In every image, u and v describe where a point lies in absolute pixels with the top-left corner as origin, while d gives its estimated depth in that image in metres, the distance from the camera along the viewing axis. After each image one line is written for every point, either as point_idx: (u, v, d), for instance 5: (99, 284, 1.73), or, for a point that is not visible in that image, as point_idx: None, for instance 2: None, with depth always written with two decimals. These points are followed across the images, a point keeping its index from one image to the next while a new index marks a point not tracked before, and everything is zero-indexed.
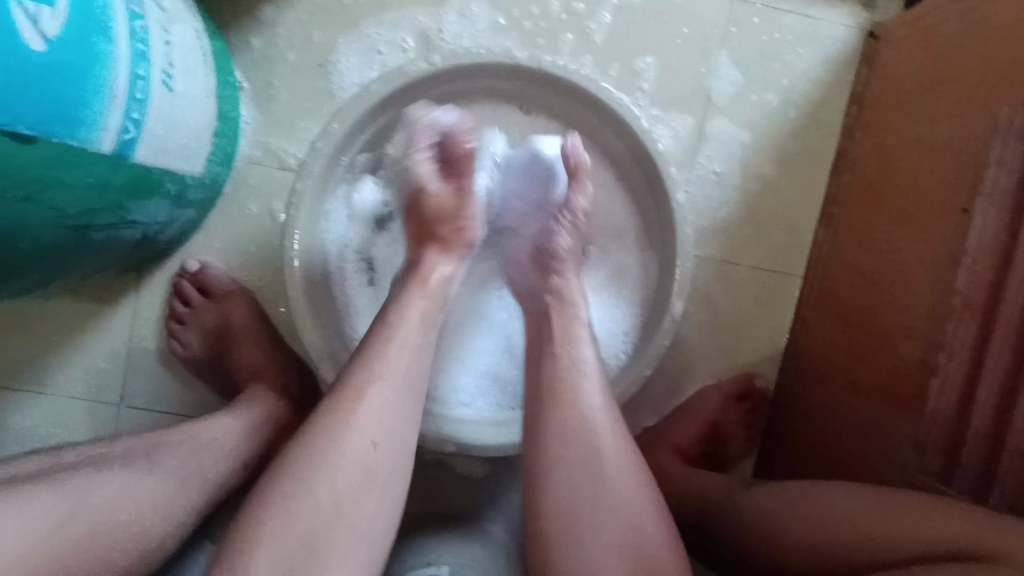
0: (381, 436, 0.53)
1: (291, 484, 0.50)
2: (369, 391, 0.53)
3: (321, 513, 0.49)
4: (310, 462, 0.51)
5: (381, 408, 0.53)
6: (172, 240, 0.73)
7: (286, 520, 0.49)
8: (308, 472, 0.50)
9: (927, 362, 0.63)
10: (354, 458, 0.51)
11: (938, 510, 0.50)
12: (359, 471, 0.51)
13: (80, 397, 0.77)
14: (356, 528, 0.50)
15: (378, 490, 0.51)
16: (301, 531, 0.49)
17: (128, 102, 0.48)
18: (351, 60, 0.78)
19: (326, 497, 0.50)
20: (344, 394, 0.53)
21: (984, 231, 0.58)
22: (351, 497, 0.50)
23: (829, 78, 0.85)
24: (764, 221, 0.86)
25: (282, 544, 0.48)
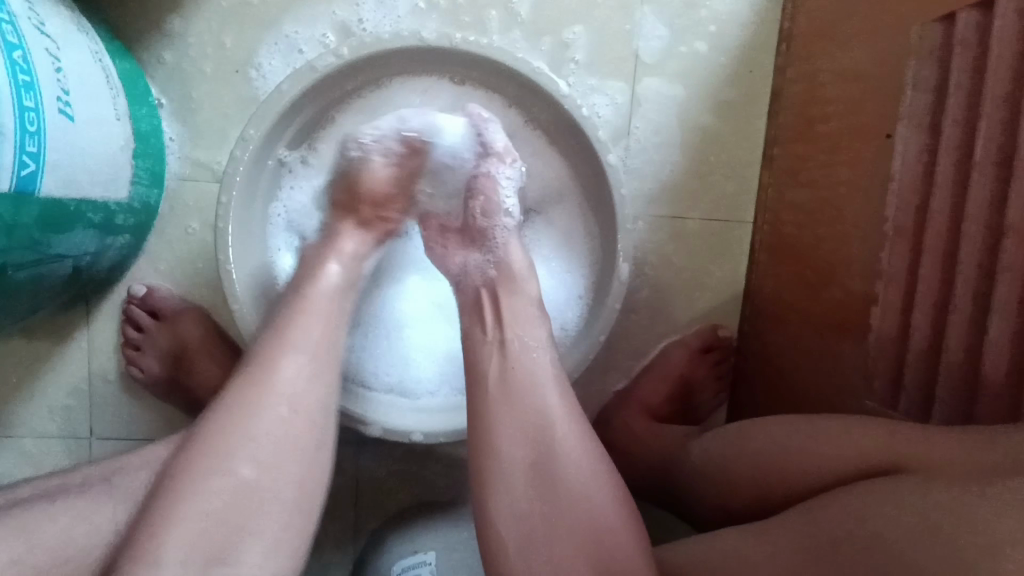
0: (302, 401, 0.53)
1: (212, 454, 0.49)
2: (282, 360, 0.54)
3: (247, 478, 0.49)
4: (232, 426, 0.51)
5: (290, 378, 0.54)
6: (112, 268, 0.72)
7: (208, 488, 0.48)
8: (220, 439, 0.50)
9: (868, 291, 0.64)
10: (281, 416, 0.52)
11: (857, 431, 0.53)
12: (285, 434, 0.52)
13: (50, 435, 0.77)
14: (280, 493, 0.50)
15: (305, 455, 0.52)
16: (225, 490, 0.49)
17: (20, 136, 0.47)
18: (272, 62, 0.76)
19: (246, 460, 0.50)
20: (259, 363, 0.54)
21: (907, 154, 0.58)
22: (277, 454, 0.51)
23: (754, 19, 0.84)
24: (708, 172, 0.85)
25: (206, 512, 0.48)
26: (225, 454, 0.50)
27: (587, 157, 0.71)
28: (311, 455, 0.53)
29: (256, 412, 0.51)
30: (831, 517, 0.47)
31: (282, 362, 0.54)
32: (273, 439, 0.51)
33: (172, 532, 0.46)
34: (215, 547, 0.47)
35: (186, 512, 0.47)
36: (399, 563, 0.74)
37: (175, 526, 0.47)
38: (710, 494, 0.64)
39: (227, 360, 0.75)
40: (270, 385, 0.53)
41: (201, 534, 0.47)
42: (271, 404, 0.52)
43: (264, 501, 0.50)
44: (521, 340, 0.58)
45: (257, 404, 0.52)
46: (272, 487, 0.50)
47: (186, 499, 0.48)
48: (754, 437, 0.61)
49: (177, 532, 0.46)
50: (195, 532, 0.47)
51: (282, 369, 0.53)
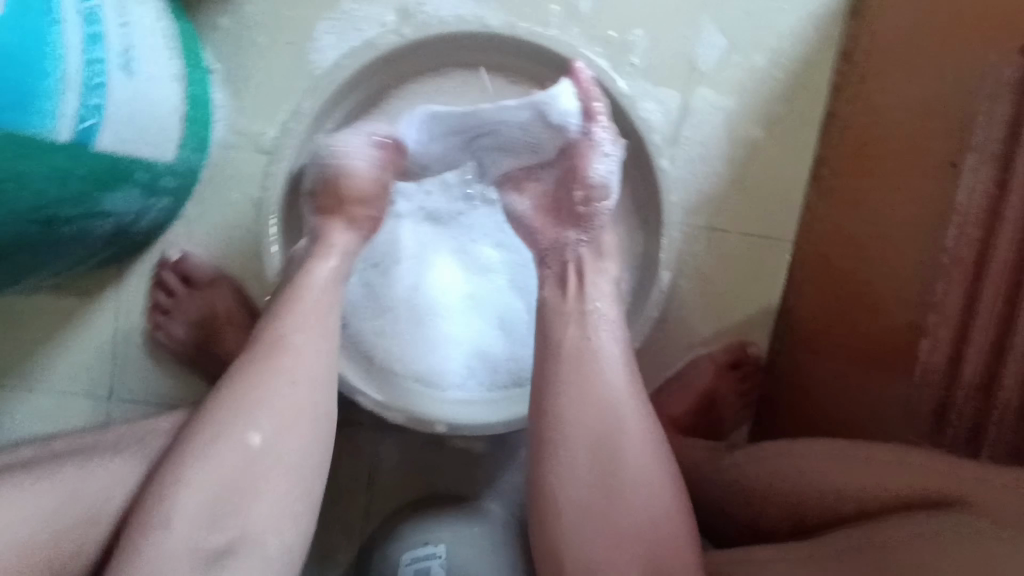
0: (303, 376, 0.54)
1: (215, 424, 0.51)
2: (285, 338, 0.54)
3: (252, 450, 0.50)
4: (233, 396, 0.52)
5: (302, 358, 0.54)
6: (149, 230, 0.72)
7: (211, 450, 0.50)
8: (233, 407, 0.51)
9: (916, 321, 0.63)
10: (283, 390, 0.52)
11: (912, 458, 0.51)
12: (286, 409, 0.52)
13: (71, 393, 0.76)
14: (284, 465, 0.51)
15: (310, 426, 0.53)
16: (230, 461, 0.50)
17: (84, 88, 0.46)
18: (327, 37, 0.75)
19: (251, 437, 0.51)
20: (261, 340, 0.54)
21: (973, 187, 0.57)
22: (280, 429, 0.51)
23: (816, 36, 0.82)
24: (753, 187, 0.84)
25: (210, 479, 0.49)
26: (229, 423, 0.51)
27: (638, 160, 0.70)
28: (315, 431, 0.53)
29: (260, 390, 0.52)
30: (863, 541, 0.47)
31: (284, 342, 0.54)
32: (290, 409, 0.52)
33: (181, 493, 0.49)
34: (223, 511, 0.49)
35: (194, 476, 0.49)
36: (409, 553, 0.73)
37: (189, 483, 0.49)
38: (735, 508, 0.63)
39: (255, 333, 0.75)
40: (278, 356, 0.53)
41: (206, 500, 0.49)
42: (274, 378, 0.53)
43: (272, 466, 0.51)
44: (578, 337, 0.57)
45: (260, 381, 0.52)
46: (273, 460, 0.51)
47: (191, 466, 0.49)
48: (789, 455, 0.60)
49: (186, 492, 0.49)
50: (203, 498, 0.49)
51: (293, 343, 0.54)
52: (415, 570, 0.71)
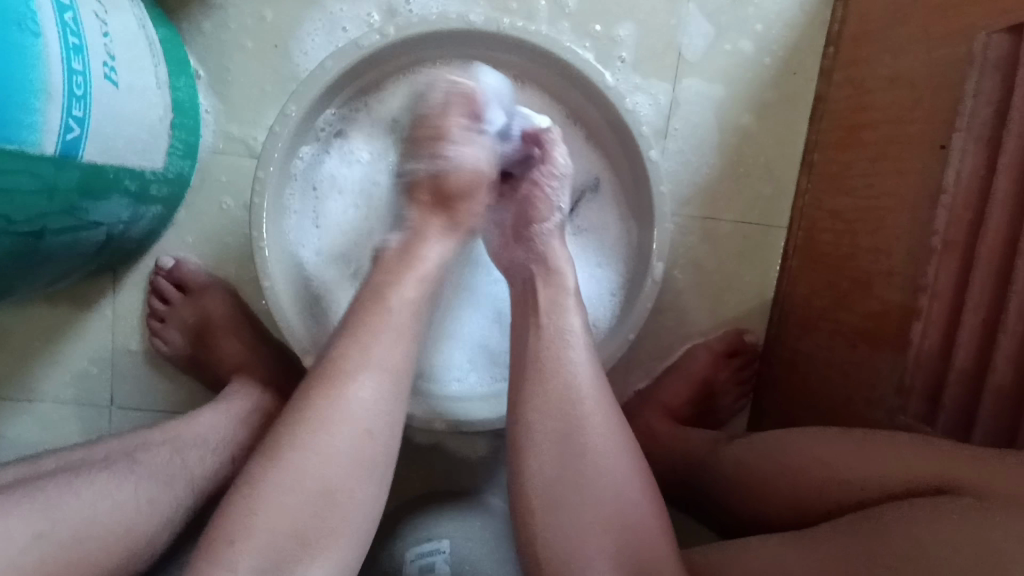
0: (376, 425, 0.51)
1: (277, 465, 0.48)
2: (354, 379, 0.51)
3: (315, 497, 0.48)
4: (299, 440, 0.49)
5: (372, 400, 0.51)
6: (142, 237, 0.72)
7: (278, 494, 0.47)
8: (298, 448, 0.49)
9: (909, 305, 0.63)
10: (351, 435, 0.50)
11: (905, 446, 0.52)
12: (353, 453, 0.50)
13: (70, 402, 0.77)
14: (349, 514, 0.49)
15: (373, 469, 0.50)
16: (298, 511, 0.47)
17: (66, 99, 0.46)
18: (313, 39, 0.75)
19: (316, 479, 0.48)
20: (329, 378, 0.51)
21: (962, 169, 0.57)
22: (344, 474, 0.49)
23: (803, 20, 0.82)
24: (744, 174, 0.84)
25: (275, 528, 0.47)
26: (295, 468, 0.48)
27: (627, 154, 0.70)
28: (378, 476, 0.51)
29: (324, 432, 0.49)
30: (870, 527, 0.47)
31: (352, 376, 0.51)
32: (354, 450, 0.50)
33: (243, 542, 0.46)
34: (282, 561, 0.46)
35: (256, 524, 0.47)
36: (412, 549, 0.73)
37: (252, 532, 0.46)
38: (732, 495, 0.64)
39: (250, 337, 0.75)
40: (348, 391, 0.51)
41: (269, 553, 0.46)
42: (341, 421, 0.50)
43: (337, 511, 0.48)
44: (560, 324, 0.57)
45: (332, 422, 0.50)
46: (332, 510, 0.48)
47: (252, 513, 0.47)
48: (784, 445, 0.61)
49: (252, 541, 0.46)
50: (265, 551, 0.46)
51: (360, 379, 0.51)
52: (418, 567, 0.72)
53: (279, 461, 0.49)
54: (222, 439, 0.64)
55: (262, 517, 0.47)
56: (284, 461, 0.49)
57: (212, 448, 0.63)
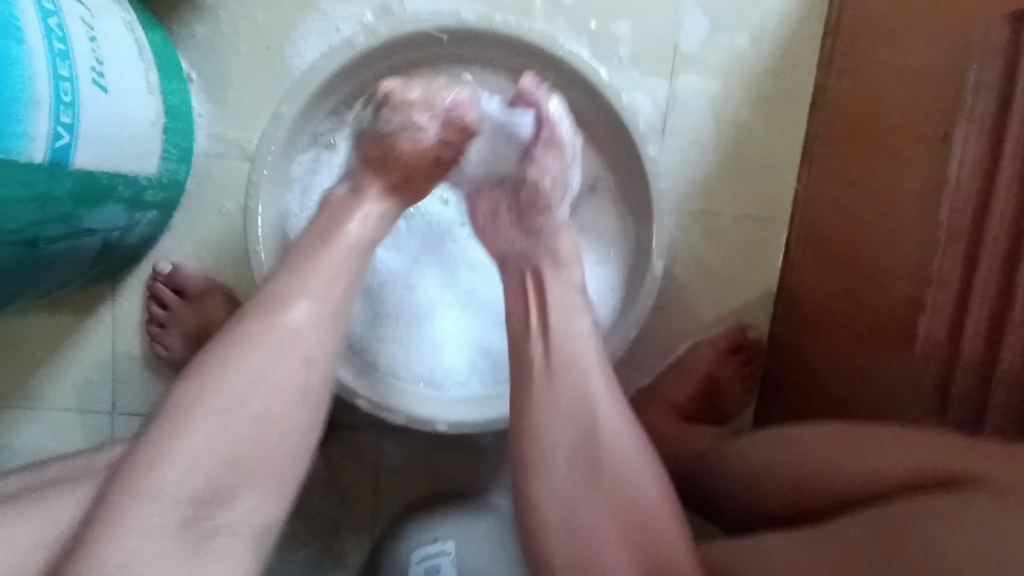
0: (315, 351, 0.51)
1: (198, 393, 0.47)
2: (291, 304, 0.51)
3: (243, 420, 0.47)
4: (233, 363, 0.48)
5: (309, 327, 0.51)
6: (140, 243, 0.72)
7: (202, 420, 0.46)
8: (222, 377, 0.48)
9: (917, 297, 0.62)
10: (287, 366, 0.49)
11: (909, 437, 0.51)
12: (285, 376, 0.49)
13: (73, 410, 0.77)
14: (278, 442, 0.48)
15: (307, 398, 0.50)
16: (231, 432, 0.47)
17: (55, 107, 0.46)
18: (307, 41, 0.74)
19: (251, 401, 0.47)
20: (264, 305, 0.51)
21: (966, 157, 0.56)
22: (278, 396, 0.49)
23: (801, 9, 0.80)
24: (744, 167, 0.83)
25: (203, 449, 0.46)
26: (228, 391, 0.47)
27: (625, 150, 0.69)
28: (311, 401, 0.50)
29: (258, 354, 0.49)
30: (877, 522, 0.46)
31: (285, 302, 0.51)
32: (288, 376, 0.49)
33: (165, 466, 0.45)
34: (214, 480, 0.46)
35: (187, 442, 0.45)
36: (418, 551, 0.73)
37: (174, 458, 0.45)
38: (737, 493, 0.63)
39: None
40: (281, 316, 0.50)
41: (203, 474, 0.45)
42: (274, 347, 0.49)
43: (269, 433, 0.48)
44: (561, 323, 0.56)
45: (259, 343, 0.49)
46: (261, 430, 0.48)
47: (185, 434, 0.46)
48: (790, 442, 0.60)
49: (179, 464, 0.45)
50: (191, 472, 0.45)
51: (293, 306, 0.51)
52: (424, 569, 0.71)
53: (200, 384, 0.47)
54: None
55: (179, 435, 0.45)
56: (207, 385, 0.47)
57: None
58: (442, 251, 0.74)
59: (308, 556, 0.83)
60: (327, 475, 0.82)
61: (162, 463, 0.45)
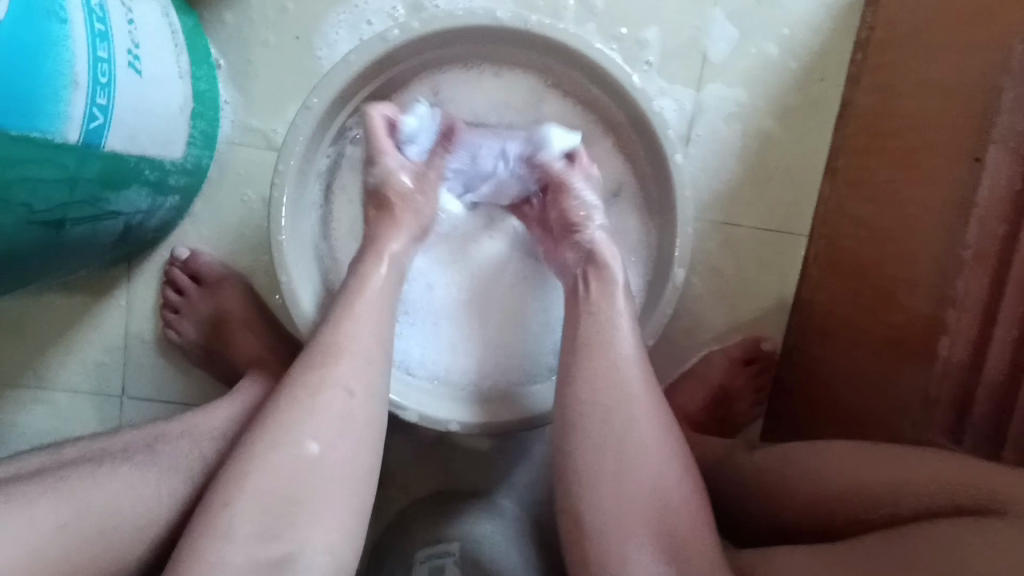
0: (355, 383, 0.54)
1: (267, 436, 0.51)
2: (340, 348, 0.54)
3: (306, 460, 0.50)
4: (287, 405, 0.52)
5: (358, 366, 0.54)
6: (159, 228, 0.71)
7: (268, 462, 0.50)
8: (286, 421, 0.51)
9: (937, 318, 0.61)
10: (333, 399, 0.52)
11: (934, 460, 0.51)
12: (341, 414, 0.52)
13: (82, 392, 0.76)
14: (336, 478, 0.50)
15: (364, 435, 0.53)
16: (291, 471, 0.50)
17: (91, 88, 0.46)
18: (336, 32, 0.74)
19: (306, 441, 0.51)
20: (315, 349, 0.55)
21: (996, 180, 0.56)
22: (331, 431, 0.51)
23: (831, 24, 0.80)
24: (766, 179, 0.83)
25: (272, 490, 0.49)
26: (291, 432, 0.51)
27: (651, 158, 0.69)
28: (365, 437, 0.53)
29: (313, 397, 0.52)
30: (905, 546, 0.46)
31: (336, 343, 0.55)
32: (341, 410, 0.52)
33: (237, 507, 0.48)
34: (281, 517, 0.48)
35: (252, 487, 0.49)
36: (423, 551, 0.73)
37: (245, 501, 0.48)
38: (750, 505, 0.63)
39: (265, 330, 0.74)
40: (329, 357, 0.54)
41: (269, 513, 0.48)
42: (329, 387, 0.53)
43: (331, 472, 0.50)
44: None
45: (318, 385, 0.53)
46: (325, 470, 0.50)
47: (250, 479, 0.49)
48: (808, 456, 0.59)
49: (246, 505, 0.48)
50: (260, 512, 0.48)
51: (343, 345, 0.55)
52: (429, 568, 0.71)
53: (268, 429, 0.51)
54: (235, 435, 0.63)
55: (249, 478, 0.49)
56: (272, 429, 0.51)
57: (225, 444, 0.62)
58: (468, 242, 0.73)
59: None
60: None
61: (233, 505, 0.48)
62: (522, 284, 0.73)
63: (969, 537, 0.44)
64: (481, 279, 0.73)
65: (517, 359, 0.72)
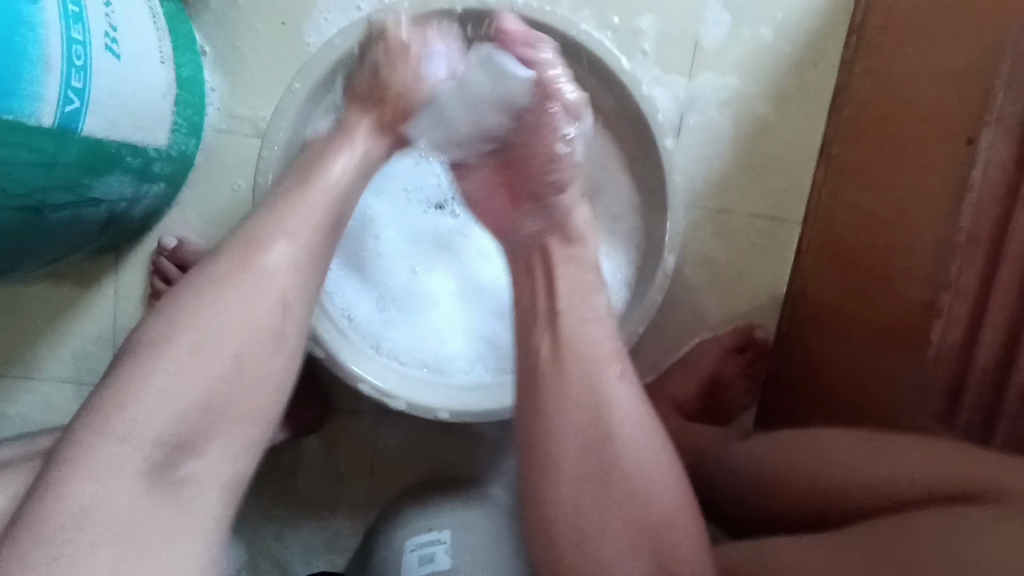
0: (290, 295, 0.48)
1: (163, 332, 0.45)
2: (269, 245, 0.49)
3: (214, 366, 0.45)
4: (200, 306, 0.46)
5: (289, 270, 0.49)
6: (145, 215, 0.70)
7: (166, 362, 0.44)
8: (188, 317, 0.46)
9: (930, 304, 0.61)
10: (258, 316, 0.47)
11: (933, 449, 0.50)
12: (257, 319, 0.47)
13: (70, 382, 0.76)
14: (249, 382, 0.46)
15: (279, 348, 0.48)
16: (200, 377, 0.44)
17: (66, 70, 0.45)
18: (324, 18, 0.73)
19: (201, 350, 0.45)
20: (237, 250, 0.48)
21: (989, 162, 0.55)
22: (249, 330, 0.46)
23: (826, 8, 0.79)
24: (760, 167, 0.82)
25: (173, 391, 0.44)
26: (199, 328, 0.45)
27: (642, 142, 0.69)
28: (283, 356, 0.48)
29: (228, 293, 0.47)
30: (895, 537, 0.45)
31: (261, 239, 0.49)
32: (264, 322, 0.47)
33: (129, 408, 0.42)
34: (173, 430, 0.43)
35: (154, 376, 0.43)
36: (412, 540, 0.71)
37: (140, 406, 0.43)
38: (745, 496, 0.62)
39: None
40: (258, 260, 0.48)
41: (167, 414, 0.43)
42: (249, 283, 0.47)
43: (243, 389, 0.46)
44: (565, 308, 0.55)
45: (237, 275, 0.47)
46: (234, 380, 0.45)
47: (150, 369, 0.44)
48: (802, 447, 0.59)
49: (139, 421, 0.42)
50: (155, 415, 0.43)
51: (269, 244, 0.49)
52: (419, 557, 0.69)
53: (169, 319, 0.46)
54: None
55: (137, 373, 0.43)
56: (177, 317, 0.45)
57: None
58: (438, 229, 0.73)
59: (302, 539, 0.82)
60: (325, 458, 0.82)
61: (121, 409, 0.42)
62: (493, 273, 0.73)
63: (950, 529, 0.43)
64: (452, 265, 0.73)
65: (492, 344, 0.72)
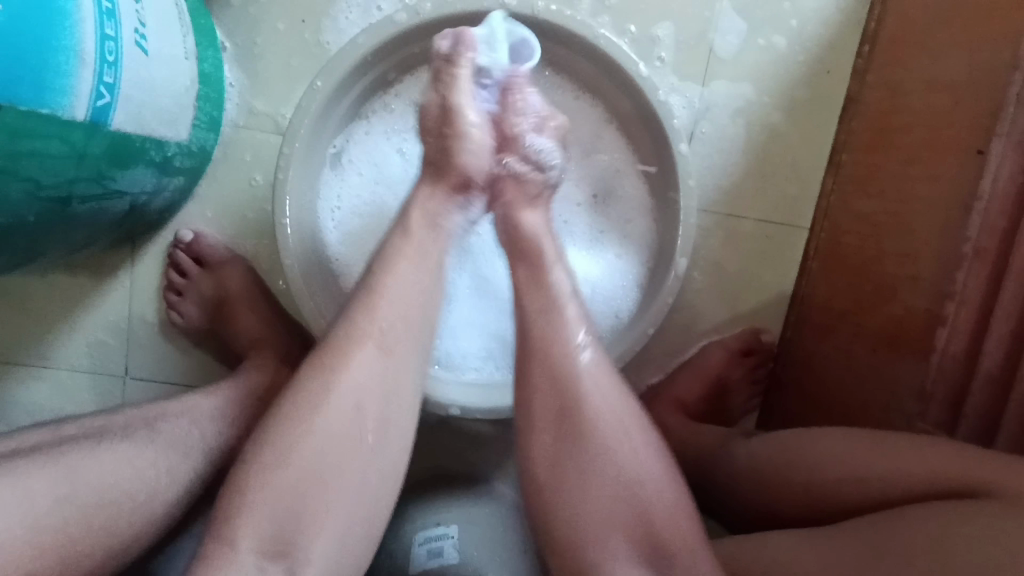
0: (387, 384, 0.51)
1: (275, 440, 0.49)
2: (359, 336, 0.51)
3: (318, 467, 0.49)
4: (303, 408, 0.50)
5: (381, 357, 0.51)
6: (163, 209, 0.71)
7: (276, 470, 0.48)
8: (294, 423, 0.49)
9: (935, 311, 0.62)
10: (354, 400, 0.50)
11: (931, 445, 0.52)
12: (358, 415, 0.50)
13: (84, 372, 0.77)
14: (348, 474, 0.49)
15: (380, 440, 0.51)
16: (303, 479, 0.48)
17: (98, 66, 0.46)
18: (345, 16, 0.74)
19: (304, 453, 0.49)
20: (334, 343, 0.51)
21: (998, 175, 0.56)
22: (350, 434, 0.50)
23: (841, 18, 0.80)
24: (770, 173, 0.83)
25: (282, 494, 0.48)
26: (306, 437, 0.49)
27: (657, 147, 0.70)
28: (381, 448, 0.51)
29: (326, 396, 0.50)
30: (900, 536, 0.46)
31: (353, 330, 0.51)
32: (358, 412, 0.50)
33: (248, 515, 0.47)
34: (285, 525, 0.47)
35: (266, 486, 0.48)
36: (420, 535, 0.72)
37: (255, 513, 0.47)
38: (745, 494, 0.64)
39: (269, 313, 0.74)
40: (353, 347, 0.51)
41: (276, 515, 0.47)
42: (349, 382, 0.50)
43: (343, 480, 0.49)
44: (579, 309, 0.56)
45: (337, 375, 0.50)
46: (335, 472, 0.49)
47: (265, 479, 0.48)
48: (799, 445, 0.60)
49: (254, 518, 0.47)
50: (268, 512, 0.47)
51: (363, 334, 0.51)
52: (427, 550, 0.70)
53: (278, 427, 0.50)
54: (227, 414, 0.64)
55: (252, 486, 0.48)
56: (284, 427, 0.49)
57: (222, 423, 0.63)
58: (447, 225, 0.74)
59: None
60: None
61: (236, 515, 0.48)
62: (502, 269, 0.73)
63: (954, 531, 0.44)
64: (463, 262, 0.73)
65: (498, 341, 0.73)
